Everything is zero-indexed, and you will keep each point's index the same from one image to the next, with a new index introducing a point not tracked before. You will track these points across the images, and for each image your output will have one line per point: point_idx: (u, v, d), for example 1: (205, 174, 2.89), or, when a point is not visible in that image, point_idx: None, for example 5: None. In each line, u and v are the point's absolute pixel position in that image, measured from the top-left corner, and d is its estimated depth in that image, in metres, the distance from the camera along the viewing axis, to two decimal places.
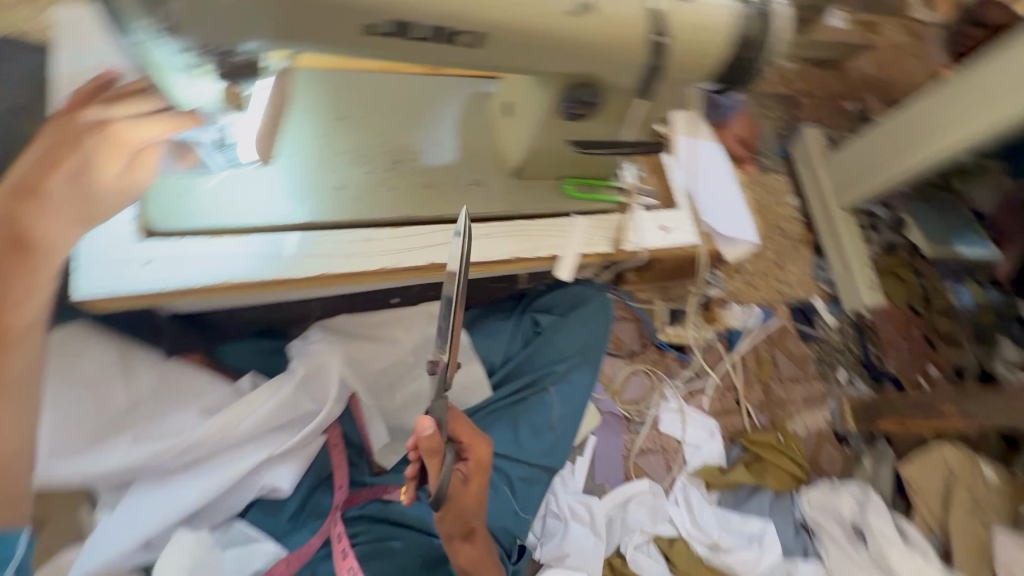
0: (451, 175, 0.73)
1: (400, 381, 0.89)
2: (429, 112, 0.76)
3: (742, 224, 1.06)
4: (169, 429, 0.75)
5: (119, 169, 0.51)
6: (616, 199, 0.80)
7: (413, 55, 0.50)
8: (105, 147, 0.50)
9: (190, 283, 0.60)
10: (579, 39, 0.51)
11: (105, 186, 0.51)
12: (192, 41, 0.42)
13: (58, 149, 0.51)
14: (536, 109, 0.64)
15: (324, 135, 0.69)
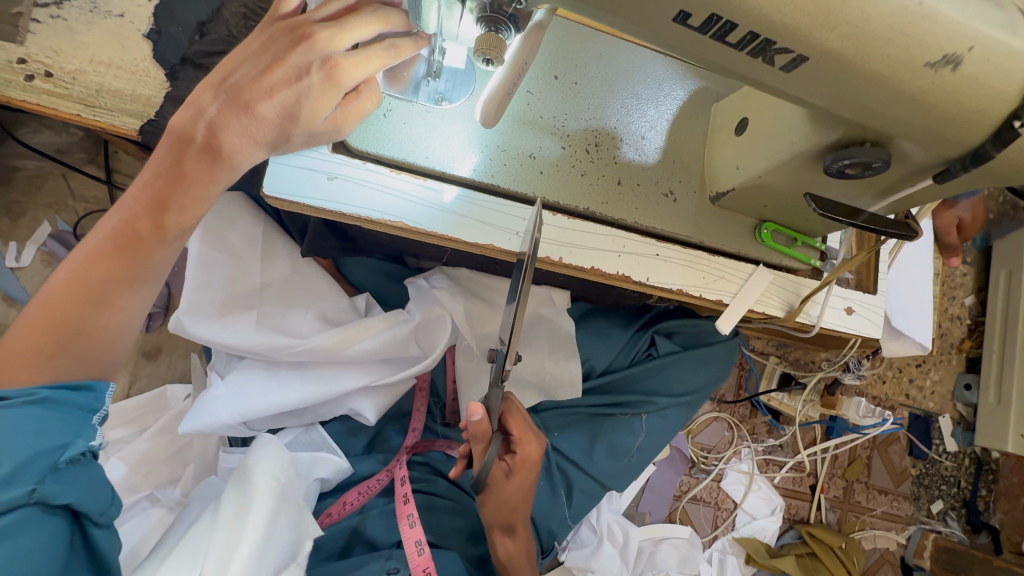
0: (646, 178, 0.65)
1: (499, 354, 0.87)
2: (646, 98, 0.66)
3: (923, 325, 0.91)
4: (289, 325, 0.79)
5: (326, 115, 0.47)
6: (814, 262, 0.69)
7: (704, 54, 0.41)
8: (324, 86, 0.45)
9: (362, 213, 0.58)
10: (915, 96, 0.40)
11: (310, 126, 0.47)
12: None
13: (280, 45, 0.46)
14: (787, 145, 0.53)
15: (531, 93, 0.62)
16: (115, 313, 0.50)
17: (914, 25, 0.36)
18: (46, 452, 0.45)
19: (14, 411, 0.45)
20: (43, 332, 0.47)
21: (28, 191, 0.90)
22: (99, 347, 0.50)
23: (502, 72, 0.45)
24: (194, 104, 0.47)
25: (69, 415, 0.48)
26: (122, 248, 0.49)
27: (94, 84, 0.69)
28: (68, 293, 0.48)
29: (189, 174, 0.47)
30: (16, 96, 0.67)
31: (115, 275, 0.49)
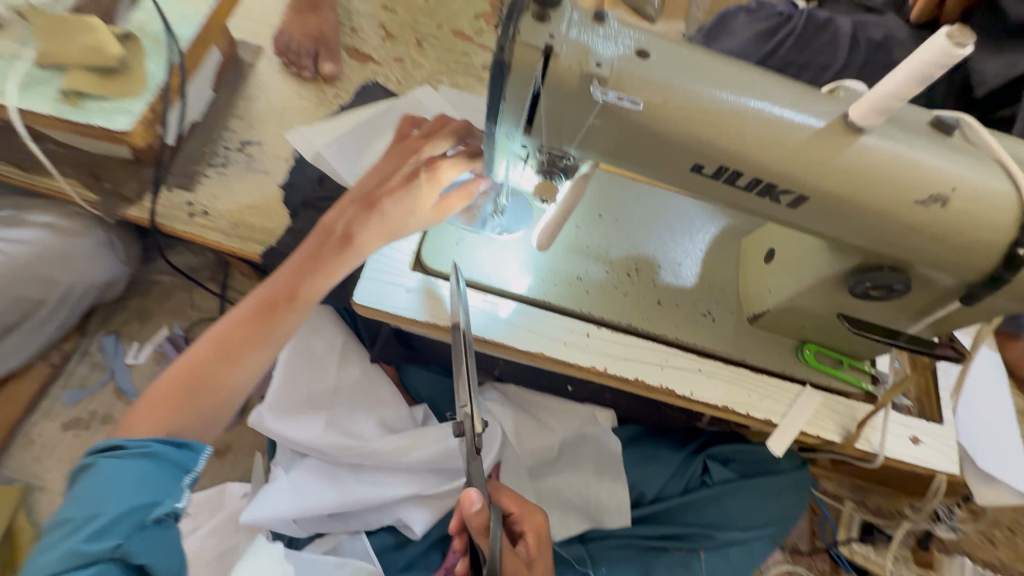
0: (685, 301, 0.71)
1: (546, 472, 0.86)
2: (680, 233, 0.75)
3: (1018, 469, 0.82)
4: (354, 430, 0.84)
5: (433, 203, 0.61)
6: (865, 386, 0.69)
7: (725, 198, 0.50)
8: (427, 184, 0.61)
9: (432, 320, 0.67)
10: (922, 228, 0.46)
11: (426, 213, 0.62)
12: (540, 145, 0.49)
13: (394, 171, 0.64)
14: (813, 271, 0.59)
15: (579, 228, 0.73)
16: (238, 369, 0.63)
17: (899, 174, 0.44)
18: (140, 505, 0.53)
19: (132, 461, 0.55)
20: (184, 379, 0.62)
21: (158, 300, 1.09)
22: (214, 400, 0.62)
23: (555, 210, 0.56)
24: (340, 208, 0.65)
25: (168, 477, 0.56)
26: (260, 314, 0.64)
27: (237, 220, 0.89)
28: (213, 348, 0.63)
29: (327, 256, 0.63)
30: (180, 228, 0.87)
31: (249, 336, 0.63)
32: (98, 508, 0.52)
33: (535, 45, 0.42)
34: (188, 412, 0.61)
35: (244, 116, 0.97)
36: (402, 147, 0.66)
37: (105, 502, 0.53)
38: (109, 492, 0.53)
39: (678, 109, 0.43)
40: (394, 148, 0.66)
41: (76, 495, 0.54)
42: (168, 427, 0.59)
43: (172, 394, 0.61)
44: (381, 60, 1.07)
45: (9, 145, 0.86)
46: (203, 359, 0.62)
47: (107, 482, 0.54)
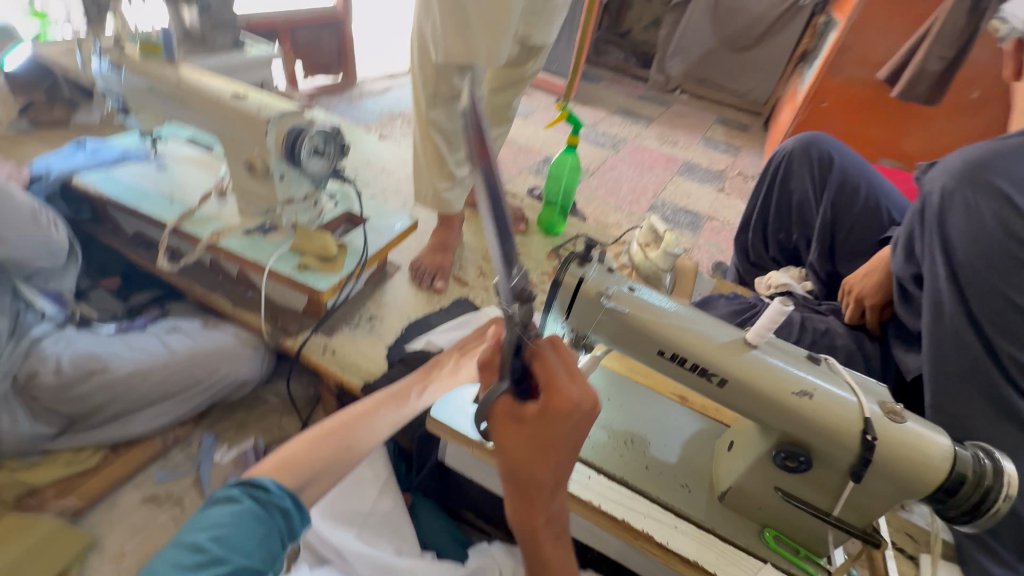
0: (667, 471, 0.92)
1: None
2: (668, 423, 1.01)
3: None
4: (378, 546, 1.00)
5: None
6: (820, 575, 0.81)
7: (679, 376, 0.81)
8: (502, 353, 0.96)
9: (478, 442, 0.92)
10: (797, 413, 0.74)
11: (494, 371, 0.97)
12: (571, 326, 0.86)
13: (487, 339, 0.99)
14: (753, 450, 0.82)
15: (593, 402, 1.01)
16: (370, 436, 0.80)
17: (780, 375, 0.74)
18: (255, 563, 0.61)
19: (268, 514, 0.65)
20: (329, 437, 0.76)
21: (256, 417, 1.37)
22: (346, 458, 0.76)
23: (576, 368, 0.88)
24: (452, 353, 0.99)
25: (278, 548, 0.65)
26: (396, 396, 0.87)
27: (351, 362, 1.26)
28: (358, 415, 0.81)
29: (438, 375, 0.93)
30: (315, 357, 1.25)
31: (384, 409, 0.84)
32: (229, 552, 0.60)
33: (575, 275, 0.81)
34: (333, 463, 0.75)
35: (378, 301, 1.45)
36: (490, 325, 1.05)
37: (235, 550, 0.60)
38: (250, 541, 0.62)
39: (647, 317, 0.79)
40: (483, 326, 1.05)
41: (217, 522, 0.62)
42: (316, 461, 0.73)
43: (325, 441, 0.76)
44: (474, 287, 1.59)
45: (236, 290, 1.36)
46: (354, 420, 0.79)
47: (246, 526, 0.62)
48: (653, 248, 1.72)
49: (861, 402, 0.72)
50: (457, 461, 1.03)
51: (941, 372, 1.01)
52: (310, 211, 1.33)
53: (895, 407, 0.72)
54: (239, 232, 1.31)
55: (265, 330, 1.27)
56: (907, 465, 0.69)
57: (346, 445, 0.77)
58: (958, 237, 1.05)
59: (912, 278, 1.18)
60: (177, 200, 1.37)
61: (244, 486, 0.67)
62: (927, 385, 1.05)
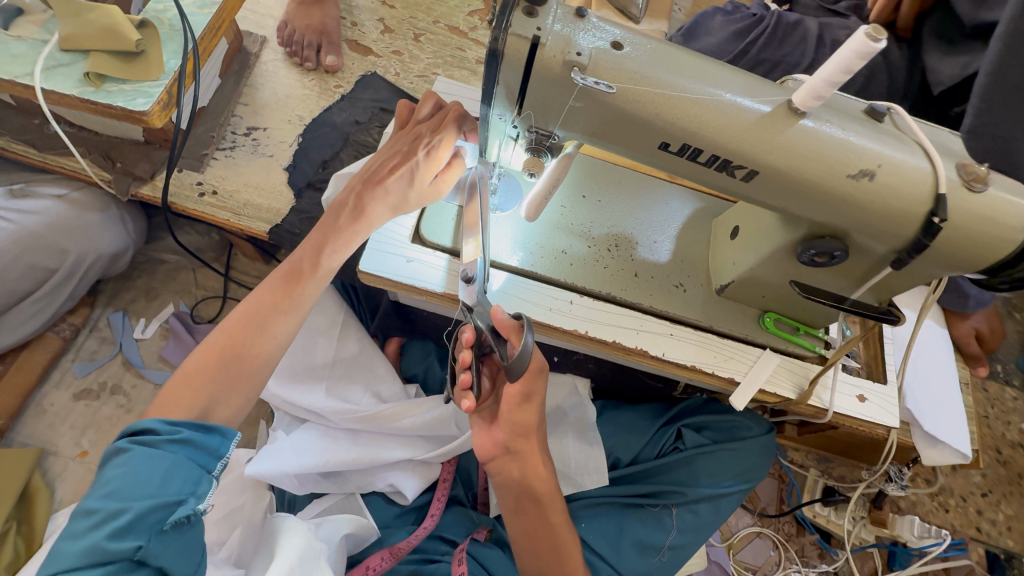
0: (660, 274, 0.78)
1: None
2: (657, 213, 0.82)
3: (957, 428, 0.91)
4: (351, 398, 0.90)
5: (430, 181, 0.67)
6: (819, 349, 0.77)
7: (686, 173, 0.57)
8: (426, 164, 0.66)
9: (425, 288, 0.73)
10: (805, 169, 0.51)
11: (421, 192, 0.68)
12: (527, 123, 0.56)
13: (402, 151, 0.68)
14: (769, 243, 0.66)
15: (565, 208, 0.80)
16: (269, 339, 0.68)
17: (833, 152, 0.52)
18: (165, 496, 0.54)
19: (163, 449, 0.57)
20: (217, 355, 0.65)
21: (164, 280, 1.13)
22: (245, 372, 0.66)
23: (541, 183, 0.61)
24: (355, 183, 0.71)
25: (195, 471, 0.57)
26: (289, 280, 0.70)
27: (242, 200, 0.94)
28: (243, 321, 0.68)
29: (341, 228, 0.69)
30: (190, 205, 0.92)
31: (280, 302, 0.69)
32: (125, 500, 0.53)
33: (525, 37, 0.48)
34: (227, 380, 0.65)
35: (250, 103, 1.02)
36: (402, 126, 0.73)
37: (132, 497, 0.53)
38: (148, 478, 0.54)
39: (644, 93, 0.50)
40: (395, 132, 0.74)
41: (107, 478, 0.55)
42: (203, 390, 0.64)
43: (212, 362, 0.65)
44: (380, 54, 1.13)
45: (29, 125, 0.91)
46: (236, 329, 0.66)
47: (137, 469, 0.55)
48: None
49: (936, 172, 0.52)
50: (413, 302, 0.87)
51: (1001, 80, 0.81)
52: None
53: (979, 169, 0.53)
54: None
55: (103, 181, 0.90)
56: (970, 245, 0.55)
57: (240, 357, 0.66)
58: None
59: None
60: None
61: (133, 434, 0.58)
62: (971, 103, 0.84)
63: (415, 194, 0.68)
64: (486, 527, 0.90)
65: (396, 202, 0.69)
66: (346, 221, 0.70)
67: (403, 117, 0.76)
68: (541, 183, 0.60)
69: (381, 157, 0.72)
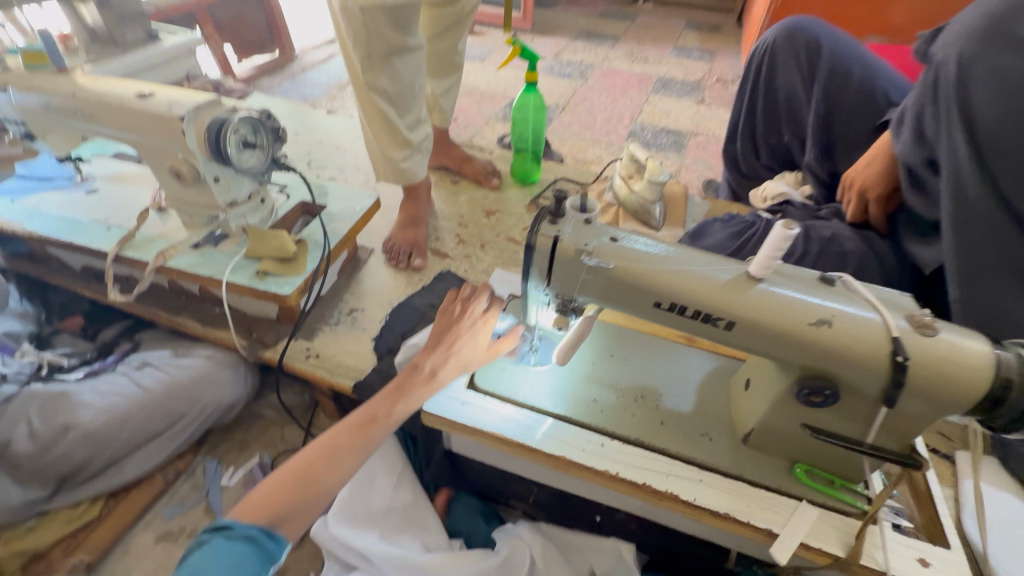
0: (685, 423, 0.86)
1: None
2: (678, 370, 0.94)
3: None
4: (402, 543, 0.94)
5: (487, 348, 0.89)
6: (861, 504, 0.76)
7: (683, 326, 0.73)
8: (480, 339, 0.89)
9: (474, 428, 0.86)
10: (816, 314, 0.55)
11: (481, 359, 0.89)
12: (555, 291, 0.77)
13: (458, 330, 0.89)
14: (772, 388, 0.76)
15: (596, 364, 0.94)
16: (333, 475, 0.79)
17: (793, 306, 0.66)
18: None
19: (236, 542, 0.69)
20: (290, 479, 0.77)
21: (256, 433, 1.33)
22: (305, 500, 0.76)
23: (568, 336, 0.79)
24: (424, 351, 0.89)
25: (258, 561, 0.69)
26: (364, 424, 0.83)
27: (337, 362, 1.18)
28: (318, 453, 0.80)
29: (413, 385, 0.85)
30: (299, 366, 1.17)
31: (351, 443, 0.82)
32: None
33: (549, 235, 0.73)
34: (289, 504, 0.75)
35: (355, 292, 1.35)
36: (455, 304, 0.92)
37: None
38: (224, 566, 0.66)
39: (636, 268, 0.70)
40: (447, 307, 0.93)
41: (189, 562, 0.67)
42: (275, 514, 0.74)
43: (287, 485, 0.77)
44: (455, 257, 1.48)
45: (203, 308, 1.26)
46: (313, 458, 0.79)
47: (217, 554, 0.67)
48: (638, 180, 1.60)
49: (887, 321, 0.64)
50: (465, 449, 0.98)
51: (965, 262, 0.91)
52: (259, 211, 1.20)
53: (925, 318, 0.65)
54: (188, 247, 1.20)
55: (240, 347, 1.19)
56: (943, 382, 0.62)
57: (305, 487, 0.77)
58: (977, 104, 0.88)
59: (924, 161, 1.04)
60: (114, 225, 1.24)
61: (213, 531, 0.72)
62: (953, 280, 0.93)
63: (474, 360, 0.87)
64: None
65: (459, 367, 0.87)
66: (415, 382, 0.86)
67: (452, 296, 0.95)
68: (568, 337, 0.78)
69: (443, 330, 0.90)
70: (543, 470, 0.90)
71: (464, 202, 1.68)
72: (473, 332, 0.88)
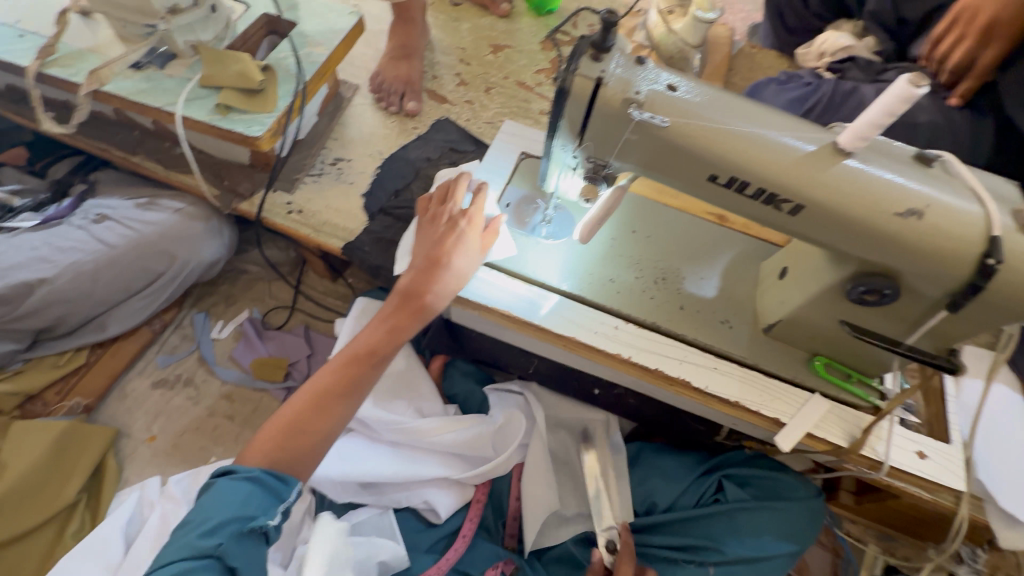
0: (705, 309, 0.80)
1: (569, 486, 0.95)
2: (706, 252, 0.85)
3: (1022, 500, 0.83)
4: (393, 408, 0.93)
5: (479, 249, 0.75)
6: (872, 399, 0.74)
7: (736, 206, 0.60)
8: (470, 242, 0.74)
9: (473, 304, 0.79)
10: None
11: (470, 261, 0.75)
12: (586, 153, 0.62)
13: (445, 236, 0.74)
14: (816, 282, 0.67)
15: (615, 241, 0.84)
16: (326, 422, 0.72)
17: (880, 190, 0.54)
18: (242, 518, 0.63)
19: (239, 482, 0.66)
20: (281, 432, 0.71)
21: (243, 288, 1.26)
22: (303, 448, 0.71)
23: (595, 210, 0.66)
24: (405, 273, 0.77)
25: (267, 495, 0.66)
26: (354, 364, 0.75)
27: (323, 220, 1.06)
28: (306, 399, 0.72)
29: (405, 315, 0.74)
30: (279, 221, 1.05)
31: (340, 384, 0.74)
32: (217, 512, 0.63)
33: (590, 76, 0.55)
34: (285, 455, 0.70)
35: (339, 139, 1.17)
36: (436, 216, 0.78)
37: (220, 510, 0.63)
38: (217, 513, 0.63)
39: (696, 131, 0.55)
40: (426, 219, 0.79)
41: (198, 508, 0.64)
42: (273, 463, 0.69)
43: (276, 435, 0.71)
44: (454, 102, 1.26)
45: (161, 147, 1.08)
46: (300, 407, 0.72)
47: (219, 494, 0.64)
48: (681, 15, 1.31)
49: (990, 217, 0.53)
50: (465, 321, 0.92)
51: None
52: (211, 24, 0.97)
53: None
54: (127, 67, 0.97)
55: (211, 195, 1.05)
56: None
57: (300, 436, 0.71)
58: None
59: None
60: (28, 32, 0.99)
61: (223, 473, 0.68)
62: None
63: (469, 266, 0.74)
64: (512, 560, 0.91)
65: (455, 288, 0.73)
66: (399, 306, 0.74)
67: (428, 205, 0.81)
68: (595, 210, 0.66)
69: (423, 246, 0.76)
70: (548, 347, 0.85)
71: (467, 32, 1.39)
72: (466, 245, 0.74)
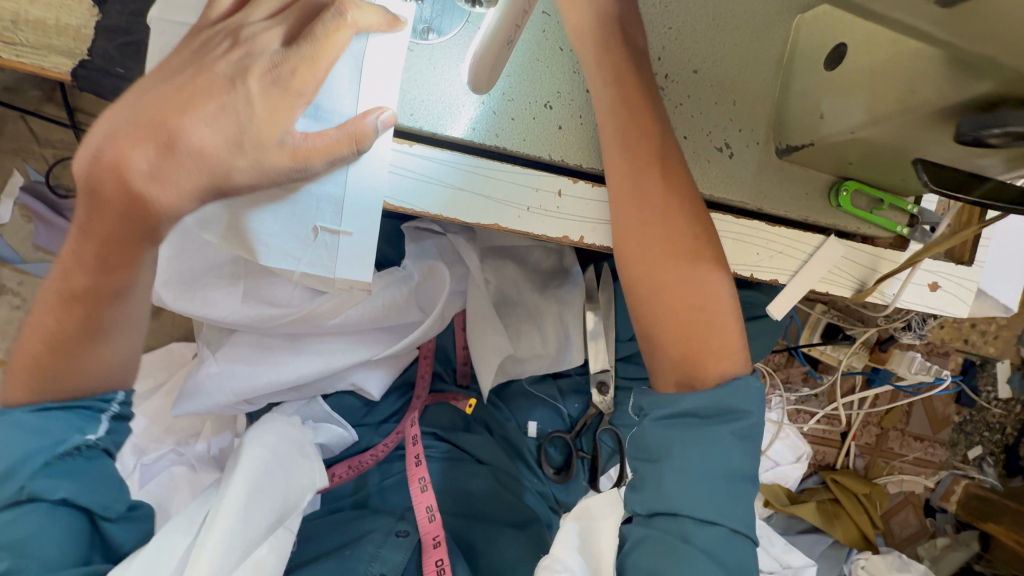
0: (700, 127, 0.51)
1: (524, 333, 0.79)
2: (705, 20, 0.51)
3: (1002, 276, 0.67)
4: (276, 295, 0.68)
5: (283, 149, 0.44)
6: (901, 228, 0.55)
7: None
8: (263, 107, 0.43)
9: (345, 202, 0.47)
10: (694, 298, 0.47)
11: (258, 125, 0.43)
12: None
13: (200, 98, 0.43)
14: (902, 92, 0.39)
15: (547, 30, 0.50)
16: (93, 363, 0.50)
17: None
18: (42, 450, 0.47)
19: (19, 413, 0.48)
20: (34, 371, 0.49)
21: None
22: (86, 383, 0.51)
23: (488, 35, 0.39)
24: (92, 145, 0.44)
25: (70, 412, 0.50)
26: (83, 299, 0.48)
27: (6, 12, 0.52)
28: (46, 341, 0.48)
29: (115, 208, 0.44)
30: None
31: (81, 311, 0.48)
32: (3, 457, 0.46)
33: None
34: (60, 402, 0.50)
35: None
36: (201, 69, 0.44)
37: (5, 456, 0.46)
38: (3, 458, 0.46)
39: None
40: (177, 59, 0.45)
41: None
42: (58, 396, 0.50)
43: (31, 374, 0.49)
44: None
45: None
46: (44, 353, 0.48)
47: None
48: None
49: None
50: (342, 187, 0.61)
51: None
52: None
53: None
54: None
55: None
56: None
57: (67, 377, 0.50)
58: None
59: None
60: None
61: None
62: None
63: (252, 129, 0.44)
64: (468, 397, 0.83)
65: (211, 180, 0.44)
66: (108, 215, 0.45)
67: (209, 39, 0.45)
68: (481, 32, 0.39)
69: (136, 102, 0.44)
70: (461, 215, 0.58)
71: None
72: (250, 145, 0.43)
